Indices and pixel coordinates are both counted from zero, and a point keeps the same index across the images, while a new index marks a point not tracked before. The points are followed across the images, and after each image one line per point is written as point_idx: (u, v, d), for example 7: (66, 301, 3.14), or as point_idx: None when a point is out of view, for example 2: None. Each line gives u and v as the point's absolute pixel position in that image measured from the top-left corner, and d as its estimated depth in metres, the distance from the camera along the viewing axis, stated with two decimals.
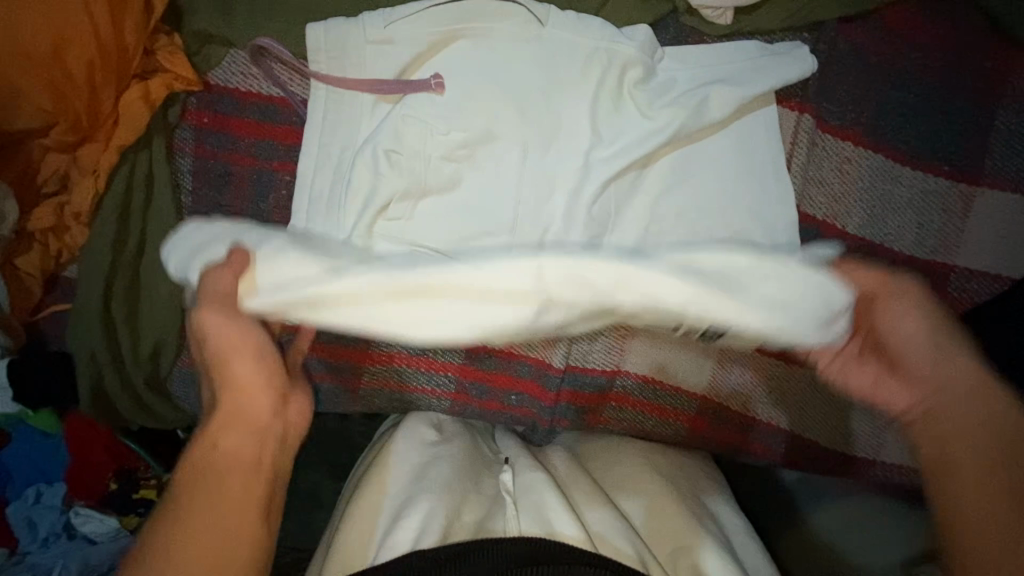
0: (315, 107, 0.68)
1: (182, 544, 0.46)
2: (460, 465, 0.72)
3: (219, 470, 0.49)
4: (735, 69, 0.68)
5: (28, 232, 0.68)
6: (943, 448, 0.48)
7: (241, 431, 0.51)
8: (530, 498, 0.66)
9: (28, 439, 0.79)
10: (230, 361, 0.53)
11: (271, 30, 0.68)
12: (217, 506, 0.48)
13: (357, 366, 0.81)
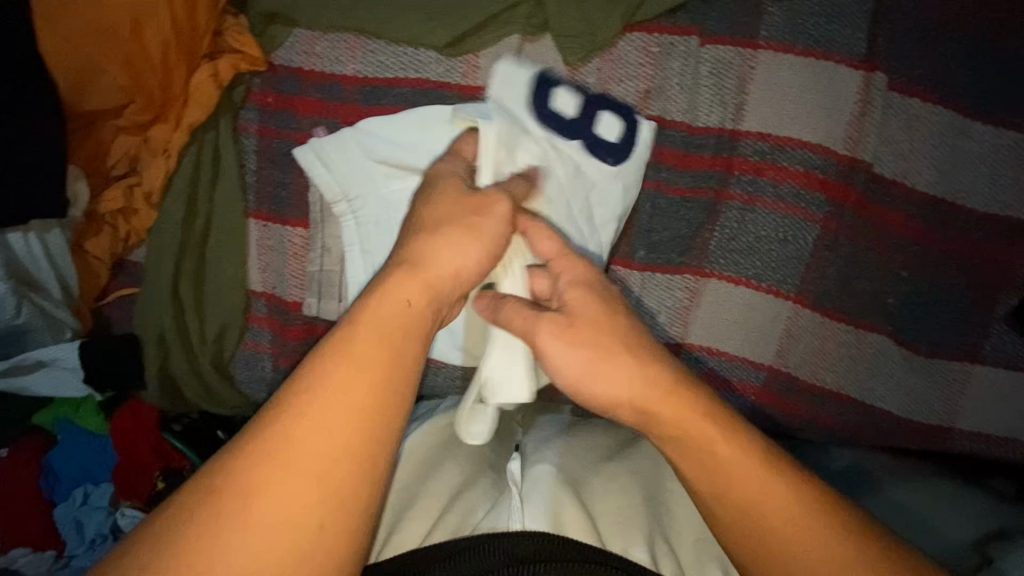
0: (390, 87, 0.71)
1: (263, 473, 0.41)
2: (473, 467, 0.65)
3: (310, 402, 0.44)
4: (787, 37, 0.70)
5: (99, 215, 0.69)
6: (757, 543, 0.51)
7: (415, 294, 0.50)
8: (541, 489, 0.57)
9: (74, 439, 0.76)
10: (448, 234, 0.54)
11: (333, 5, 0.68)
12: (332, 411, 0.44)
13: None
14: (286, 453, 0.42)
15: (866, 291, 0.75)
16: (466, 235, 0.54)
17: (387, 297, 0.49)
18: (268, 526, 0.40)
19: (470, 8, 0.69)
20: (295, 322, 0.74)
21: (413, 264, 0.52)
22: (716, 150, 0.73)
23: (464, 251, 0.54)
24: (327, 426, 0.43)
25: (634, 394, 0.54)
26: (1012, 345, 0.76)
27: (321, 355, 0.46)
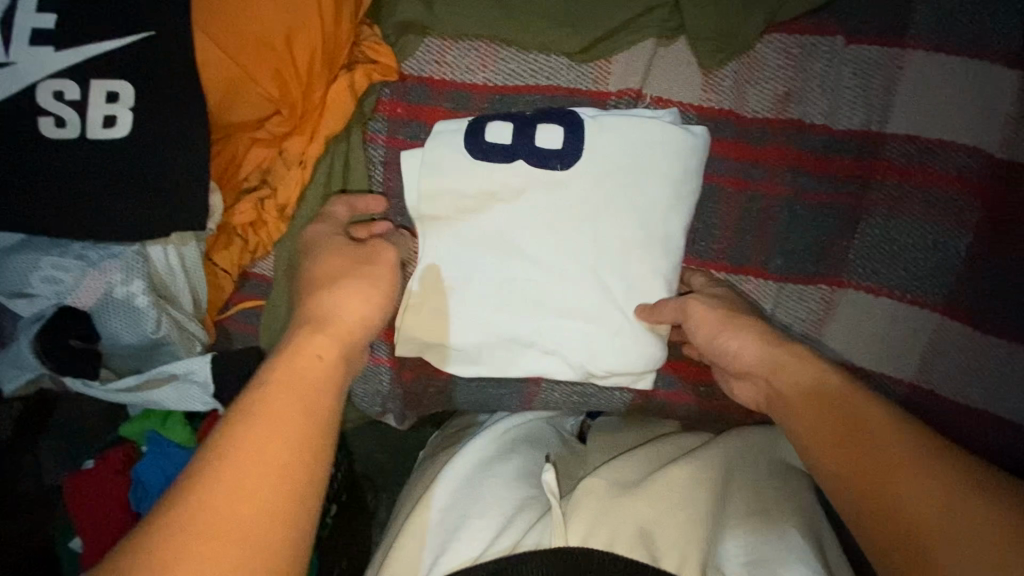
0: (522, 95, 0.69)
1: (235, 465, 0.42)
2: (514, 475, 0.62)
3: (234, 462, 0.42)
4: (937, 37, 0.68)
5: (230, 227, 0.69)
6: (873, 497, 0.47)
7: (327, 348, 0.52)
8: (588, 505, 0.56)
9: (162, 452, 0.70)
10: (344, 286, 0.57)
11: (469, 14, 0.67)
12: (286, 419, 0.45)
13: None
14: (213, 522, 0.39)
15: (1023, 302, 0.70)
16: (359, 286, 0.58)
17: (298, 353, 0.51)
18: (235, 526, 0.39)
19: (607, 12, 0.67)
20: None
21: (320, 323, 0.54)
22: (858, 154, 0.70)
23: (351, 302, 0.57)
24: (248, 481, 0.41)
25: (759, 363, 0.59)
26: None
27: (239, 411, 0.45)
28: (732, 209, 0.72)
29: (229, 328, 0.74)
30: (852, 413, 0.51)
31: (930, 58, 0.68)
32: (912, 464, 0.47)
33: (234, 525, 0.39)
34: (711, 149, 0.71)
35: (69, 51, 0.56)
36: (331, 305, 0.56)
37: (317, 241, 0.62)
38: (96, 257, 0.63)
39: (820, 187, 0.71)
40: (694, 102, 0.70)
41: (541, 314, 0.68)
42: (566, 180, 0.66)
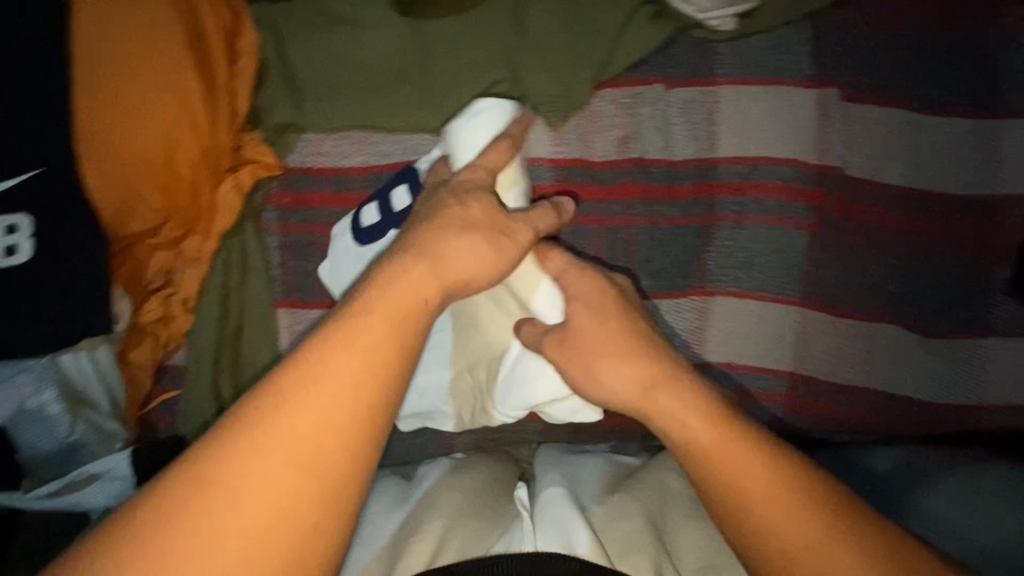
0: (395, 171, 0.78)
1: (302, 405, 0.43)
2: (484, 494, 0.70)
3: (318, 394, 0.43)
4: (740, 71, 0.78)
5: (140, 328, 0.74)
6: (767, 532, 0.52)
7: (434, 294, 0.52)
8: (551, 511, 0.65)
9: None
10: (450, 231, 0.56)
11: (335, 111, 0.76)
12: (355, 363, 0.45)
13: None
14: (282, 440, 0.41)
15: (865, 285, 0.79)
16: (476, 236, 0.56)
17: (406, 285, 0.50)
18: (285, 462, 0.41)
19: (459, 91, 0.77)
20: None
21: (436, 259, 0.53)
22: (697, 180, 0.79)
23: (471, 252, 0.55)
24: (310, 421, 0.42)
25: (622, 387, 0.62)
26: (1017, 313, 0.78)
27: (337, 331, 0.46)
28: (600, 241, 0.80)
29: (153, 422, 0.78)
30: (745, 466, 0.54)
31: (740, 90, 0.77)
32: (803, 521, 0.51)
33: (297, 454, 0.41)
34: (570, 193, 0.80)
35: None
36: (452, 252, 0.55)
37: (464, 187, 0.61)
38: (8, 374, 0.67)
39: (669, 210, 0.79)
40: (547, 156, 0.79)
41: (467, 365, 0.75)
42: None
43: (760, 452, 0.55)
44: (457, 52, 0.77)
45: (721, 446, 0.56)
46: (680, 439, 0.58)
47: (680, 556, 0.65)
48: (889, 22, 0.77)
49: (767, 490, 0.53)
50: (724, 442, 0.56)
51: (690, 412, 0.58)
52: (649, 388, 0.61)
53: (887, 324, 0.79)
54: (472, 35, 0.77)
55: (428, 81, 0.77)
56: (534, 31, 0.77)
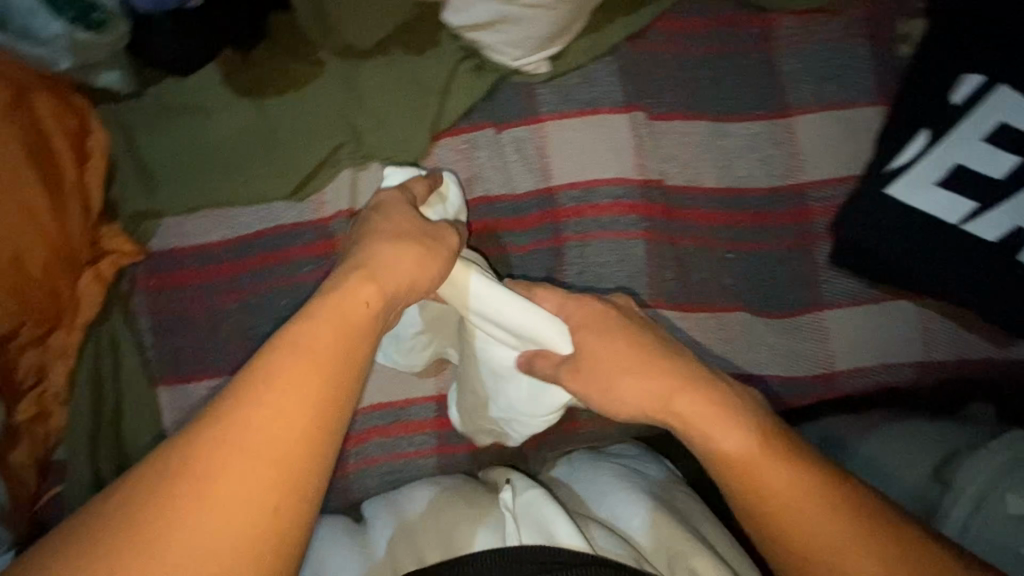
0: (256, 240, 0.83)
1: (261, 401, 0.42)
2: (469, 497, 0.74)
3: (270, 394, 0.43)
4: (560, 107, 0.86)
5: (15, 430, 0.75)
6: (792, 539, 0.54)
7: (374, 296, 0.53)
8: (533, 509, 0.68)
9: None
10: (376, 245, 0.57)
11: (190, 193, 0.82)
12: (296, 363, 0.45)
13: (345, 449, 0.86)
14: (243, 437, 0.41)
15: (708, 279, 0.86)
16: (410, 245, 0.58)
17: (349, 291, 0.51)
18: (258, 455, 0.41)
19: (306, 159, 0.83)
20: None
21: (370, 271, 0.54)
22: (541, 207, 0.86)
23: (406, 260, 0.57)
24: (279, 412, 0.43)
25: (641, 412, 0.62)
26: (843, 283, 0.86)
27: (288, 334, 0.46)
28: None
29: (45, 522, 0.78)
30: (786, 478, 0.54)
31: (562, 123, 0.86)
32: (834, 531, 0.53)
33: (264, 452, 0.42)
34: None
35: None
36: (389, 263, 0.56)
37: (388, 204, 0.63)
38: None
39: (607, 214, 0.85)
40: None
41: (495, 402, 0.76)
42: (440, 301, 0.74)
43: (781, 452, 0.55)
44: (299, 123, 0.83)
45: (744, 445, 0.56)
46: (719, 446, 0.57)
47: (651, 556, 0.67)
48: (686, 42, 0.84)
49: (791, 484, 0.54)
50: (745, 443, 0.56)
51: (712, 419, 0.57)
52: (669, 398, 0.59)
53: (735, 313, 0.86)
54: (312, 107, 0.84)
55: (275, 154, 0.83)
56: (368, 95, 0.84)
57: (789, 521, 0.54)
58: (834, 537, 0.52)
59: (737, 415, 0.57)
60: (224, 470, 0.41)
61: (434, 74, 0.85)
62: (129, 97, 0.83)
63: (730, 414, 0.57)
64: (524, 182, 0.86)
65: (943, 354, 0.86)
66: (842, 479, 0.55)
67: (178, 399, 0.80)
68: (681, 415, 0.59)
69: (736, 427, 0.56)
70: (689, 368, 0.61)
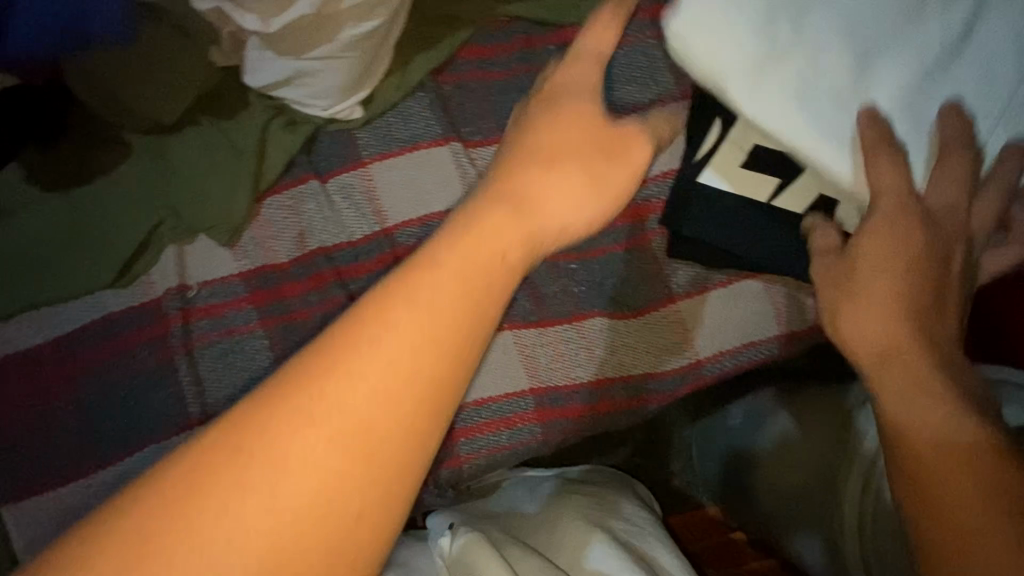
0: (85, 334, 0.80)
1: (353, 368, 0.42)
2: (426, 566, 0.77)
3: (363, 384, 0.42)
4: (385, 149, 0.86)
5: None
6: (978, 504, 0.51)
7: (507, 248, 0.51)
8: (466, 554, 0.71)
9: None
10: (534, 181, 0.57)
11: (10, 298, 0.80)
12: (431, 304, 0.45)
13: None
14: (323, 403, 0.41)
15: (559, 292, 0.86)
16: (577, 174, 0.59)
17: (453, 259, 0.48)
18: (333, 418, 0.41)
19: (123, 243, 0.81)
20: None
21: (524, 205, 0.55)
22: (381, 250, 0.85)
23: (559, 201, 0.57)
24: (380, 365, 0.43)
25: (888, 331, 0.63)
26: (689, 275, 0.87)
27: (430, 258, 0.48)
28: (310, 335, 0.83)
29: None
30: (967, 475, 0.53)
31: (389, 165, 0.86)
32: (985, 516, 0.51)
33: (330, 456, 0.41)
34: (265, 299, 0.83)
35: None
36: (546, 208, 0.56)
37: (558, 101, 0.62)
38: None
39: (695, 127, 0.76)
40: (234, 272, 0.84)
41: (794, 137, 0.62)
42: (760, 45, 0.59)
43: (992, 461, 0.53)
44: (112, 209, 0.82)
45: (910, 369, 0.61)
46: (888, 406, 0.60)
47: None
48: (492, 66, 0.86)
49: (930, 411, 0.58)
50: (915, 372, 0.60)
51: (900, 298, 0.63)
52: (898, 348, 0.62)
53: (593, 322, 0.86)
54: (124, 190, 0.83)
55: (92, 243, 0.81)
56: (182, 169, 0.83)
57: (990, 501, 0.51)
58: (980, 501, 0.51)
59: (955, 416, 0.57)
60: (301, 433, 0.41)
61: (242, 136, 0.84)
62: None
63: (929, 379, 0.60)
64: (362, 226, 0.86)
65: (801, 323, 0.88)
66: (976, 450, 0.54)
67: (26, 515, 0.77)
68: (862, 350, 0.64)
69: (941, 410, 0.57)
70: (897, 265, 0.63)
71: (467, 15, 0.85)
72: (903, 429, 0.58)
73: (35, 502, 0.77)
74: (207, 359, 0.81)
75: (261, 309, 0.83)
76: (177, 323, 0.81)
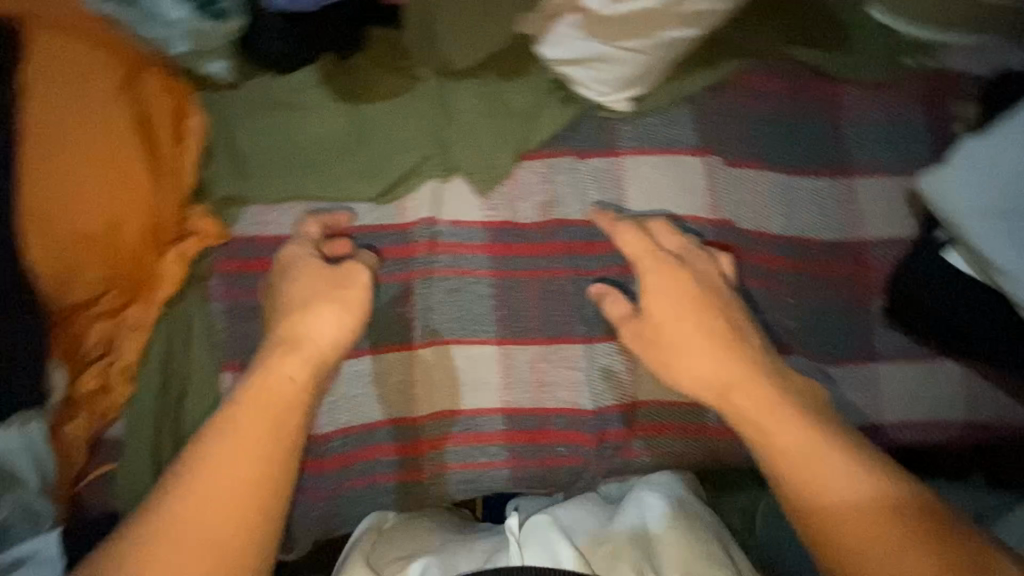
0: (339, 237, 0.85)
1: (207, 475, 0.64)
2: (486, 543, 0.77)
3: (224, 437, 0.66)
4: (645, 144, 0.90)
5: (77, 399, 0.75)
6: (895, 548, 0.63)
7: (297, 373, 0.72)
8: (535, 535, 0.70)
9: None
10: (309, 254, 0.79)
11: (281, 185, 0.83)
12: (247, 427, 0.67)
13: (412, 455, 0.86)
14: (209, 486, 0.63)
15: (769, 320, 0.89)
16: (328, 307, 0.76)
17: (281, 372, 0.71)
18: (214, 490, 0.63)
19: (395, 165, 0.87)
20: (317, 453, 0.85)
21: (293, 343, 0.74)
22: (615, 236, 0.90)
23: (326, 326, 0.75)
24: (240, 459, 0.65)
25: (707, 370, 0.76)
26: (889, 338, 0.91)
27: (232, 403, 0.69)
28: (533, 296, 0.88)
29: (86, 502, 0.77)
30: (867, 512, 0.65)
31: (645, 160, 0.90)
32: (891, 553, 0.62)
33: (238, 469, 0.64)
34: (505, 251, 0.88)
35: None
36: (318, 328, 0.75)
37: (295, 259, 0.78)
38: None
39: (623, 230, 0.84)
40: (481, 219, 0.88)
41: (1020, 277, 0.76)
42: (1000, 206, 0.75)
43: (900, 509, 0.64)
44: (393, 132, 0.88)
45: (761, 398, 0.73)
46: (834, 484, 0.66)
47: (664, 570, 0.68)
48: (760, 96, 0.90)
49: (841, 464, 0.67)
50: (797, 438, 0.69)
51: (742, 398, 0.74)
52: (726, 388, 0.75)
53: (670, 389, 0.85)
54: (405, 117, 0.88)
55: (369, 158, 0.87)
56: (460, 113, 0.89)
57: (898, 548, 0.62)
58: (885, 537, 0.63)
59: (857, 483, 0.66)
60: (231, 485, 0.63)
61: (524, 99, 0.89)
62: (228, 87, 0.84)
63: (776, 406, 0.72)
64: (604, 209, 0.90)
65: (986, 415, 0.90)
66: (892, 515, 0.64)
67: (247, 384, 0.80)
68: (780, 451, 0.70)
69: (786, 432, 0.70)
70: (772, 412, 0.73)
71: (756, 45, 0.89)
72: (813, 473, 0.67)
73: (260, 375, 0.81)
74: (438, 292, 0.86)
75: (496, 259, 0.88)
76: (425, 250, 0.87)
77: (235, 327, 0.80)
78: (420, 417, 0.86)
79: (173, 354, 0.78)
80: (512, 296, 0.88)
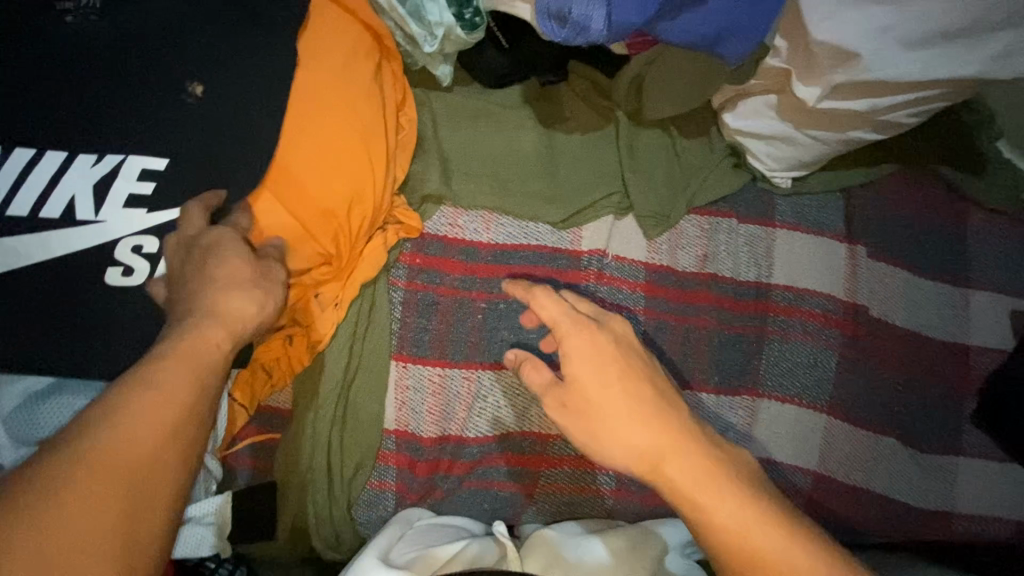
0: (517, 251, 0.88)
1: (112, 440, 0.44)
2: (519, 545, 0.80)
3: (163, 375, 0.50)
4: (794, 223, 0.98)
5: (256, 364, 0.75)
6: None
7: (216, 340, 0.54)
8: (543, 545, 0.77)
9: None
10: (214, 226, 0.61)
11: (475, 192, 0.87)
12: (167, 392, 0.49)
13: (535, 469, 0.85)
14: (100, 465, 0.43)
15: (881, 402, 0.96)
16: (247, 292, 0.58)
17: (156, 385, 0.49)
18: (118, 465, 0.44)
19: (580, 196, 0.91)
20: (455, 454, 0.83)
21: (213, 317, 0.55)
22: (756, 298, 0.96)
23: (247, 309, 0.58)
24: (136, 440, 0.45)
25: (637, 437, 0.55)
26: (978, 440, 0.97)
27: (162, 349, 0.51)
28: (677, 337, 0.93)
29: (235, 463, 0.78)
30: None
31: (793, 234, 0.98)
32: None
33: (139, 445, 0.45)
34: (660, 293, 0.93)
35: (72, 217, 0.60)
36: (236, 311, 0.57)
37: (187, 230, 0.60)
38: None
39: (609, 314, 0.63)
40: (642, 260, 0.94)
41: None
42: None
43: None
44: (583, 162, 0.92)
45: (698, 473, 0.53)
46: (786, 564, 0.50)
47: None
48: (897, 199, 1.00)
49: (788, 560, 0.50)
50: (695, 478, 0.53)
51: (705, 494, 0.53)
52: (660, 458, 0.54)
53: None
54: (594, 152, 0.92)
55: (556, 182, 0.90)
56: (643, 159, 0.93)
57: None
58: None
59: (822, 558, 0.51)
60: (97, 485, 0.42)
61: (704, 160, 0.96)
62: (443, 89, 0.88)
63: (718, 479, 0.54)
64: (748, 271, 0.96)
65: None
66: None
67: (415, 374, 0.83)
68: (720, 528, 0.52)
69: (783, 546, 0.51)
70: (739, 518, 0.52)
71: (904, 156, 1.00)
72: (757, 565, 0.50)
73: (424, 368, 0.83)
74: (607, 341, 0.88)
75: (649, 299, 0.93)
76: (596, 280, 0.91)
77: (410, 317, 0.83)
78: (551, 435, 0.86)
79: (349, 332, 0.79)
80: (659, 336, 0.92)
